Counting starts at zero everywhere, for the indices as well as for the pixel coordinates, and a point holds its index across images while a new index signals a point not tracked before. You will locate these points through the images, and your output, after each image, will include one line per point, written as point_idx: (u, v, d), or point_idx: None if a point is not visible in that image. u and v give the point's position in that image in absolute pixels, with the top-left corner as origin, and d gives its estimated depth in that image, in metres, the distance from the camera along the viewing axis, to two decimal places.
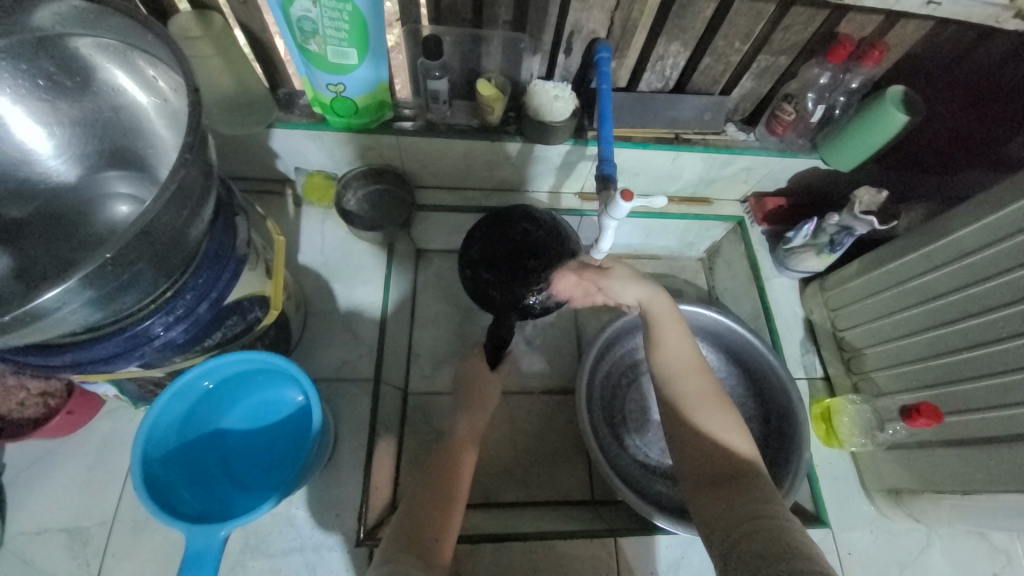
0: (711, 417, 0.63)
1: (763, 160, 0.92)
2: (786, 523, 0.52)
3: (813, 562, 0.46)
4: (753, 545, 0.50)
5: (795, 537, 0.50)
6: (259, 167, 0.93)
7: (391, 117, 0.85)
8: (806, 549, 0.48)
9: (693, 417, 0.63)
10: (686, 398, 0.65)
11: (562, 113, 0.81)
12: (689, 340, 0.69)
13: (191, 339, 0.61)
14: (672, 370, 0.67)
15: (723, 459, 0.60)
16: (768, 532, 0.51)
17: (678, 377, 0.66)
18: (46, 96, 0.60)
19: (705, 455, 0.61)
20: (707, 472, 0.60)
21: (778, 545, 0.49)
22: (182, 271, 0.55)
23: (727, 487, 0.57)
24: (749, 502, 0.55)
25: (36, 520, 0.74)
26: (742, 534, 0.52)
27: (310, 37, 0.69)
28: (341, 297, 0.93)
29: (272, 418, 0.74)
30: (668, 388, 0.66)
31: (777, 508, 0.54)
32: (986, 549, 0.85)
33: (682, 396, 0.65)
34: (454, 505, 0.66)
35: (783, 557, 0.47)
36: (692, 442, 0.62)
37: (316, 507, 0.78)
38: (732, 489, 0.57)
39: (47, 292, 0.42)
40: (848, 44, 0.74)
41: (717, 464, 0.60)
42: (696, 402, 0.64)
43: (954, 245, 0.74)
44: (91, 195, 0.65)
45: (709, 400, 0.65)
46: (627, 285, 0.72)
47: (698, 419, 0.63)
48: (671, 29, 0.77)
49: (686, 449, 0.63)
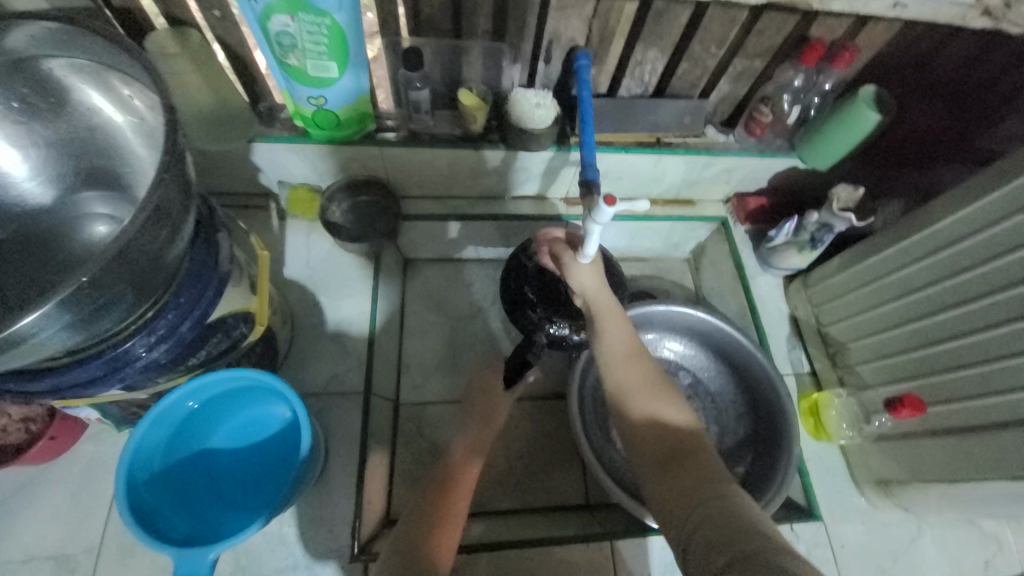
0: (655, 401, 0.64)
1: (743, 161, 0.94)
2: (740, 500, 0.52)
3: (771, 538, 0.46)
4: (710, 532, 0.49)
5: (753, 516, 0.49)
6: (241, 182, 0.93)
7: (374, 128, 0.86)
8: (762, 526, 0.48)
9: (639, 403, 0.64)
10: (631, 387, 0.65)
11: (544, 120, 0.82)
12: (631, 327, 0.70)
13: (175, 358, 0.60)
14: (616, 358, 0.67)
15: (671, 442, 0.60)
16: (726, 513, 0.50)
17: (618, 364, 0.67)
18: (20, 118, 0.59)
19: (654, 440, 0.61)
20: (659, 456, 0.59)
21: (734, 526, 0.48)
22: (163, 291, 0.54)
23: (679, 471, 0.57)
24: (702, 482, 0.55)
25: (19, 548, 0.72)
26: (699, 518, 0.51)
27: (290, 51, 0.69)
28: (328, 310, 0.92)
29: (260, 435, 0.72)
30: (613, 378, 0.66)
31: (730, 486, 0.54)
32: (976, 535, 0.87)
33: (625, 382, 0.66)
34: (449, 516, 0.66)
35: (740, 539, 0.47)
36: (641, 429, 0.62)
37: (309, 524, 0.76)
38: (684, 471, 0.57)
39: (24, 318, 0.41)
40: (820, 47, 0.77)
41: (667, 447, 0.60)
42: (639, 388, 0.65)
43: (934, 236, 0.75)
44: (66, 216, 0.63)
45: (652, 385, 0.65)
46: (583, 270, 0.71)
47: (645, 408, 0.63)
48: (648, 35, 0.79)
49: (636, 435, 0.62)
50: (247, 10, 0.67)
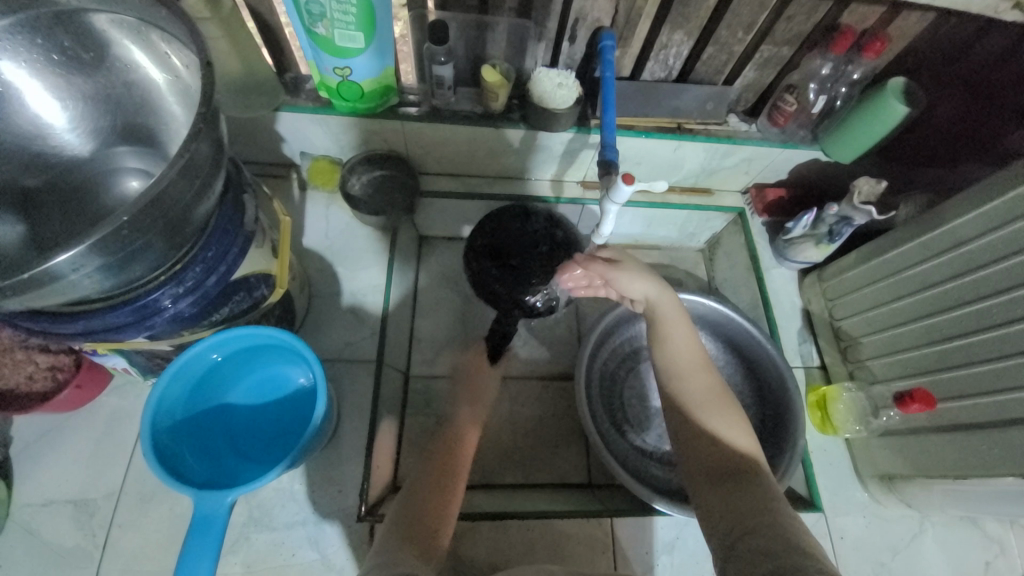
0: (714, 412, 0.64)
1: (764, 151, 0.93)
2: (792, 521, 0.51)
3: (819, 560, 0.46)
4: (755, 541, 0.50)
5: (800, 533, 0.50)
6: (266, 150, 0.94)
7: (396, 102, 0.87)
8: (809, 546, 0.48)
9: (695, 410, 0.64)
10: (689, 392, 0.65)
11: (566, 101, 0.83)
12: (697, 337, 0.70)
13: (199, 312, 0.61)
14: (679, 365, 0.67)
15: (723, 454, 0.60)
16: (771, 529, 0.51)
17: (681, 369, 0.67)
18: (60, 71, 0.60)
19: (705, 450, 0.61)
20: (711, 467, 0.60)
21: (780, 540, 0.49)
22: (191, 244, 0.56)
23: (730, 483, 0.58)
24: (753, 498, 0.55)
25: (42, 491, 0.76)
26: (745, 530, 0.52)
27: (318, 20, 0.70)
28: (344, 280, 0.94)
29: (277, 395, 0.74)
30: (672, 380, 0.67)
31: (782, 505, 0.54)
32: (979, 537, 0.87)
33: (684, 387, 0.66)
34: (451, 483, 0.68)
35: (786, 553, 0.47)
36: (696, 437, 0.63)
37: (319, 483, 0.79)
38: (733, 483, 0.57)
39: (60, 255, 0.43)
40: (850, 35, 0.76)
41: (718, 460, 0.60)
42: (699, 396, 0.65)
43: (950, 234, 0.75)
44: (102, 169, 0.66)
45: (711, 396, 0.65)
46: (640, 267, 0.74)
47: (700, 417, 0.63)
48: (675, 18, 0.78)
49: (691, 444, 0.63)
50: None
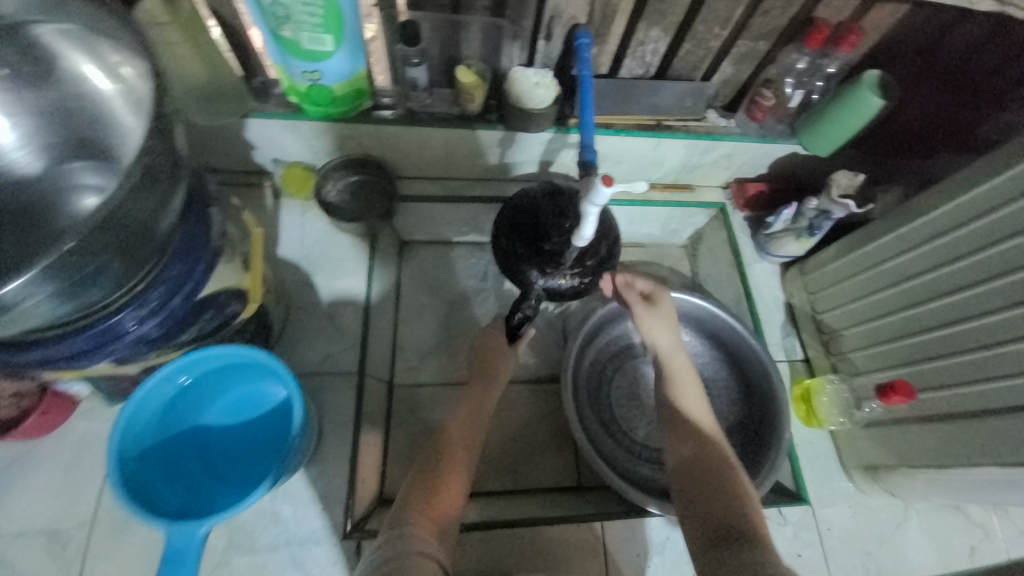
0: (713, 467, 0.62)
1: (743, 146, 0.93)
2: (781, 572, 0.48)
3: None
4: None
5: None
6: (236, 158, 0.91)
7: (370, 106, 0.84)
8: None
9: (694, 465, 0.64)
10: (689, 448, 0.65)
11: (544, 101, 0.81)
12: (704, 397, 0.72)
13: (167, 333, 0.59)
14: (682, 422, 0.69)
15: (720, 510, 0.58)
16: None
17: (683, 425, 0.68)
18: (8, 86, 0.58)
19: (702, 506, 0.59)
20: (708, 525, 0.57)
21: None
22: (153, 263, 0.53)
23: (724, 539, 0.55)
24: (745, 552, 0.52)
25: (10, 524, 0.72)
26: None
27: (284, 22, 0.68)
28: (323, 289, 0.92)
29: (253, 414, 0.72)
30: (674, 435, 0.68)
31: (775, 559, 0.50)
32: (963, 522, 0.88)
33: (683, 443, 0.66)
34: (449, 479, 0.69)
35: None
36: (694, 494, 0.61)
37: (303, 501, 0.77)
38: (728, 539, 0.55)
39: (6, 285, 0.41)
40: (825, 29, 0.76)
41: (715, 515, 0.58)
42: (699, 452, 0.64)
43: (927, 226, 0.76)
44: (55, 186, 0.61)
45: (712, 452, 0.64)
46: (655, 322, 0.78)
47: (698, 472, 0.63)
48: (651, 14, 0.77)
49: (690, 501, 0.61)
50: None
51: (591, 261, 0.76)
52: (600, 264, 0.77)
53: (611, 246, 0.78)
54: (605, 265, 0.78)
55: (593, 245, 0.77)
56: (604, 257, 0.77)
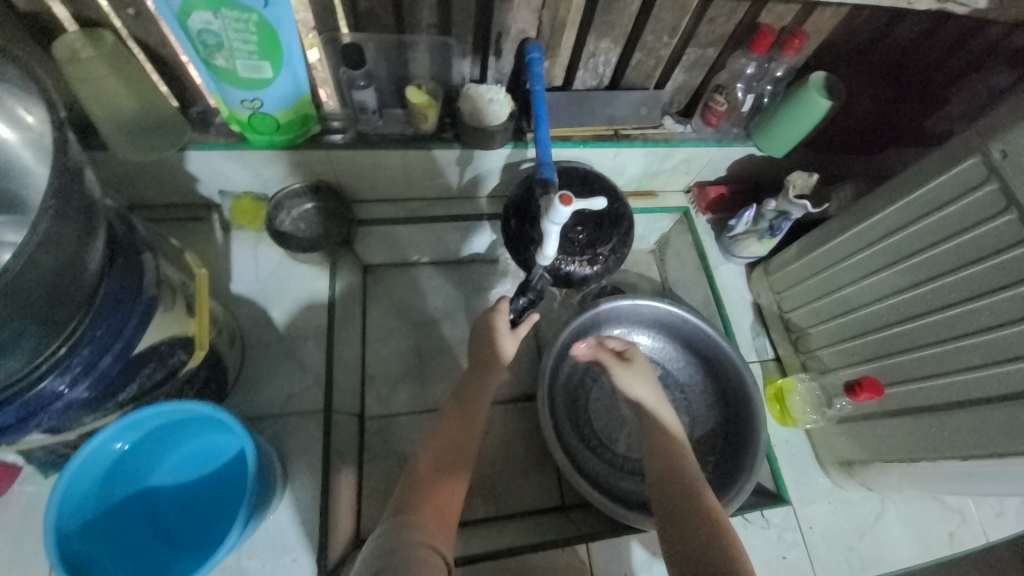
0: (699, 516, 0.60)
1: (701, 151, 0.94)
2: None
3: None
4: None
5: None
6: (181, 192, 0.87)
7: (318, 131, 0.81)
8: None
9: (680, 516, 0.61)
10: (674, 495, 0.64)
11: (499, 116, 0.79)
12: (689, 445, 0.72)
13: (101, 394, 0.55)
14: (665, 468, 0.67)
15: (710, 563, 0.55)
16: None
17: (667, 472, 0.67)
18: None
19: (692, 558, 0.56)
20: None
21: None
22: (76, 321, 0.49)
23: None
24: None
25: None
26: None
27: (215, 50, 0.64)
28: (283, 324, 0.88)
29: (208, 467, 0.68)
30: (659, 482, 0.66)
31: None
32: (940, 509, 0.90)
33: (668, 489, 0.65)
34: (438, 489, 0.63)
35: None
36: (681, 546, 0.58)
37: (272, 552, 0.73)
38: None
39: None
40: (770, 34, 0.76)
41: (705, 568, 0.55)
42: (684, 500, 0.63)
43: (879, 224, 0.77)
44: None
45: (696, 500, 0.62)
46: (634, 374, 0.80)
47: (685, 523, 0.60)
48: (599, 26, 0.76)
49: (679, 554, 0.57)
50: (162, 7, 0.61)
51: (603, 250, 0.82)
52: (610, 255, 0.83)
53: (622, 237, 0.84)
54: (615, 256, 0.83)
55: (605, 234, 0.82)
56: (616, 247, 0.83)
